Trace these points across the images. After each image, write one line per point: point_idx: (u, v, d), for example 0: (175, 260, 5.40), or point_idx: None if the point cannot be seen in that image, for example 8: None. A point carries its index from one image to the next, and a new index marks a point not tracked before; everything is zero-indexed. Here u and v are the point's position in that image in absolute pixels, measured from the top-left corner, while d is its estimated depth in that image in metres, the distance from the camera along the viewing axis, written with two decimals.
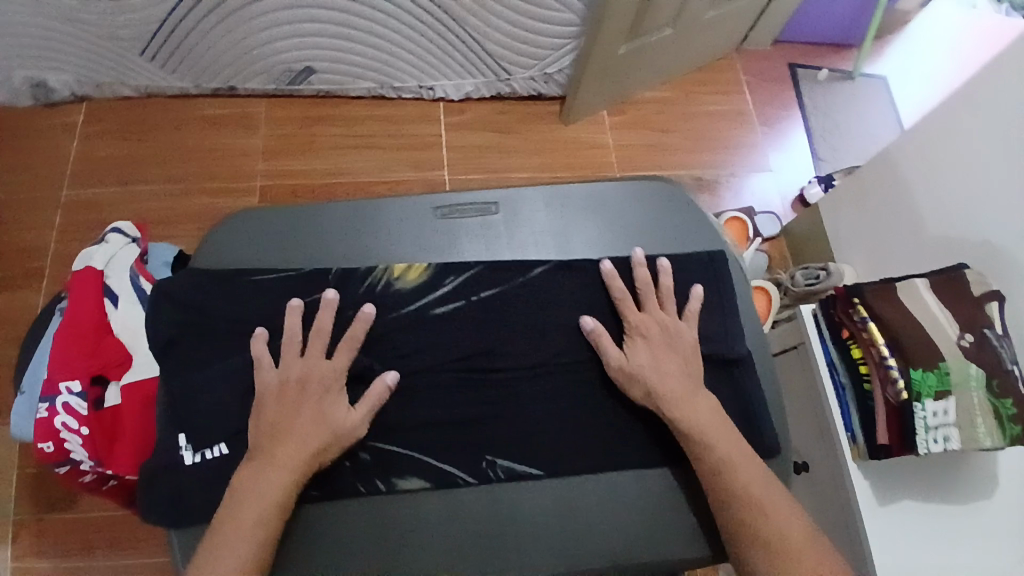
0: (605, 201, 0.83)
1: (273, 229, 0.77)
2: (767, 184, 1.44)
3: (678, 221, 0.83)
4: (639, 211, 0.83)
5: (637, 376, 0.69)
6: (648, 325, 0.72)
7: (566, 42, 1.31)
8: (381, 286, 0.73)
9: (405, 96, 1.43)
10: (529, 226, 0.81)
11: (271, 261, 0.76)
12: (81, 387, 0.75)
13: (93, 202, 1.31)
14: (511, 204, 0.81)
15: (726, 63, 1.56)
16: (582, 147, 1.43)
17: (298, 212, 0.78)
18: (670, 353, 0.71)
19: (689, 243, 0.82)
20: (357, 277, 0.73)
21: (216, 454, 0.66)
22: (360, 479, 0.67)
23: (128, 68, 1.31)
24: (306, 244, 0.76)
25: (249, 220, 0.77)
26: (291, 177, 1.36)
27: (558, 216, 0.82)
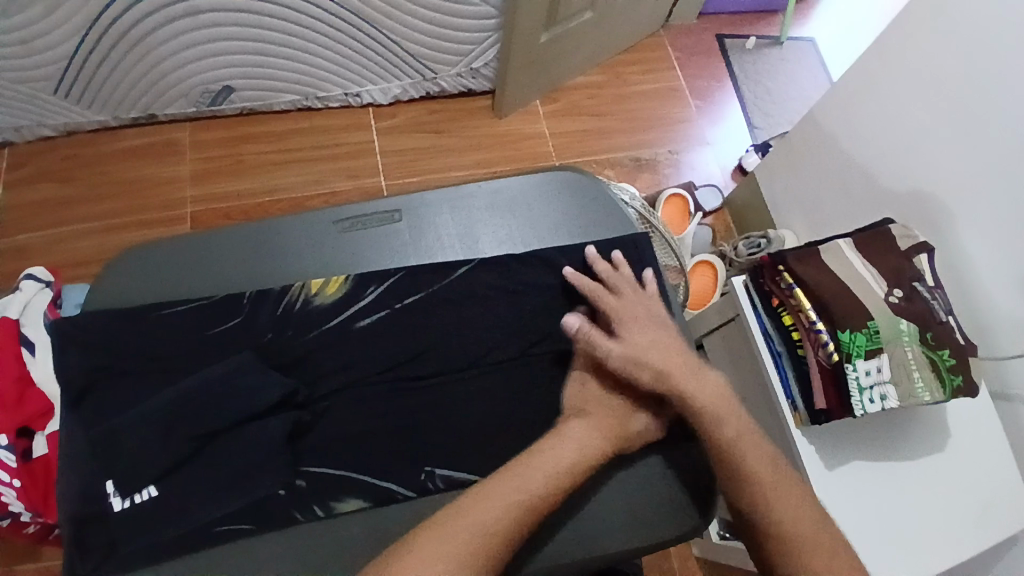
0: (511, 197, 0.83)
1: (176, 261, 0.76)
2: (707, 158, 1.45)
3: (587, 207, 0.83)
4: (547, 203, 0.83)
5: (642, 359, 0.66)
6: (631, 309, 0.71)
7: (488, 35, 1.30)
8: (299, 306, 0.73)
9: (332, 105, 1.40)
10: (433, 229, 0.80)
11: (178, 294, 0.74)
12: (8, 440, 0.72)
13: (22, 248, 1.27)
14: (415, 210, 0.80)
15: (654, 40, 1.55)
16: (519, 139, 1.41)
17: (199, 241, 0.77)
18: (662, 331, 0.70)
19: (602, 227, 0.82)
20: (273, 298, 0.73)
21: (144, 497, 0.63)
22: (297, 507, 0.65)
23: (42, 108, 1.27)
24: (208, 273, 0.75)
25: (151, 255, 0.76)
26: (221, 200, 1.33)
27: (462, 216, 0.81)
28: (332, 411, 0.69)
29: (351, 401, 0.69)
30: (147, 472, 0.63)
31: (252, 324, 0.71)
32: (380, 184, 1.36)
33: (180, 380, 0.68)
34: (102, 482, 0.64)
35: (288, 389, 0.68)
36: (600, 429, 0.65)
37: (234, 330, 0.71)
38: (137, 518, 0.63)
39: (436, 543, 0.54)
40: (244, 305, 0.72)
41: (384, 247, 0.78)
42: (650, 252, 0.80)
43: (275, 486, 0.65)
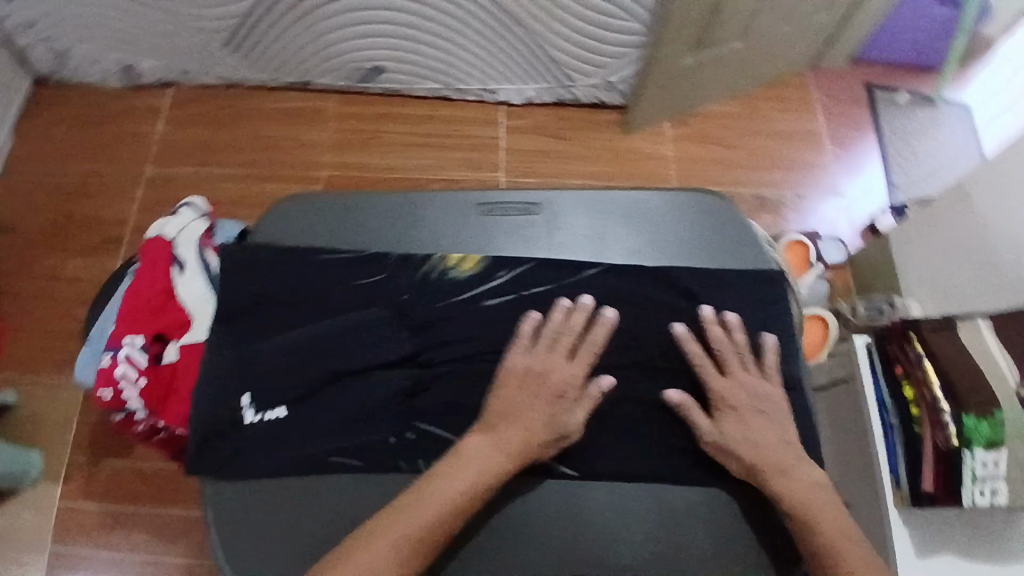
0: (648, 211, 0.82)
1: (325, 214, 0.81)
2: (835, 208, 1.39)
3: (725, 235, 0.80)
4: (683, 222, 0.81)
5: (728, 450, 0.68)
6: (733, 393, 0.69)
7: (630, 51, 1.29)
8: (434, 276, 0.75)
9: (468, 99, 1.46)
10: (567, 228, 0.81)
11: (323, 242, 0.79)
12: (144, 342, 0.81)
13: (172, 180, 1.41)
14: (554, 208, 0.81)
15: (799, 79, 1.50)
16: (639, 157, 1.41)
17: (350, 200, 0.81)
18: (765, 419, 0.68)
19: (737, 258, 0.79)
20: (414, 264, 0.75)
21: (274, 416, 0.69)
22: (403, 457, 0.69)
23: (212, 59, 1.40)
24: (351, 229, 0.79)
25: (305, 203, 0.81)
26: (353, 168, 1.41)
27: (596, 220, 0.82)
28: (449, 375, 0.71)
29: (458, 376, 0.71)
30: (275, 393, 0.69)
31: (390, 283, 0.74)
32: (499, 179, 1.40)
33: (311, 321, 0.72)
34: (238, 394, 0.69)
35: (409, 349, 0.72)
36: (504, 445, 0.64)
37: (372, 286, 0.74)
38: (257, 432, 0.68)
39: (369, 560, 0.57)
40: (389, 262, 0.75)
41: (520, 234, 0.79)
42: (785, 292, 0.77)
43: (386, 433, 0.69)
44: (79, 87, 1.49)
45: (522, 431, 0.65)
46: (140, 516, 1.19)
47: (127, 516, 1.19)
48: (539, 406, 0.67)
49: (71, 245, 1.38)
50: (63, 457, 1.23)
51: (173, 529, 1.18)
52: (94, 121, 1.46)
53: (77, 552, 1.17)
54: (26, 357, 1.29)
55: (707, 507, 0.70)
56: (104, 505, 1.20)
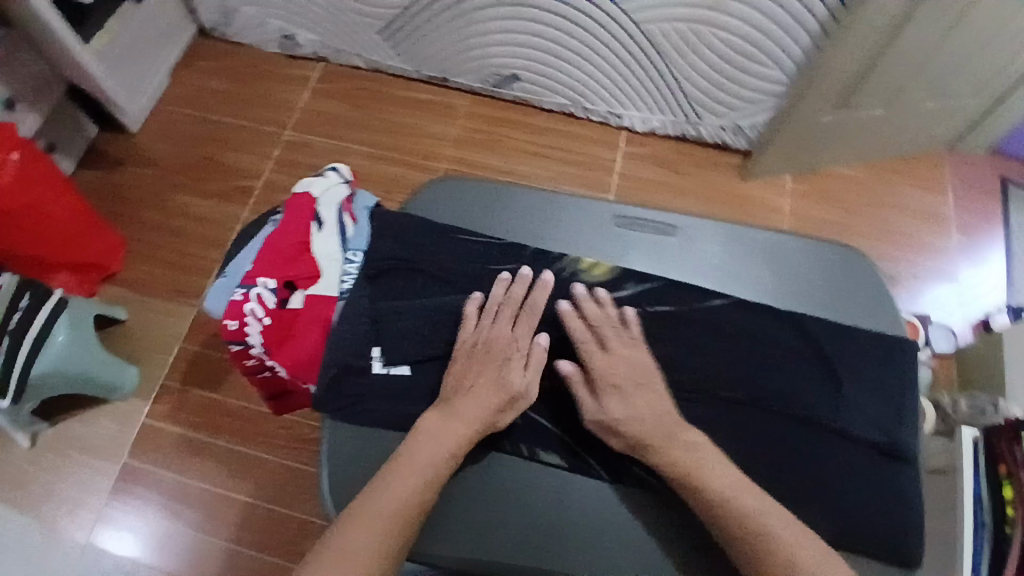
0: (786, 252, 0.78)
1: (470, 200, 0.84)
2: (946, 293, 1.35)
3: (863, 290, 0.76)
4: (820, 268, 0.77)
5: (615, 429, 0.66)
6: (612, 368, 0.68)
7: (767, 99, 1.31)
8: (565, 274, 0.77)
9: (592, 118, 1.50)
10: (699, 254, 0.79)
11: (461, 224, 0.82)
12: (274, 285, 0.87)
13: (306, 146, 1.51)
14: (692, 232, 0.80)
15: (931, 158, 1.46)
16: (752, 205, 1.41)
17: (495, 191, 0.84)
18: (647, 393, 0.67)
19: (872, 317, 0.75)
20: (549, 259, 0.78)
21: (398, 374, 0.74)
22: (509, 439, 0.73)
23: (364, 42, 1.50)
24: (489, 218, 0.83)
25: (450, 185, 0.85)
26: (471, 166, 1.48)
27: (733, 251, 0.79)
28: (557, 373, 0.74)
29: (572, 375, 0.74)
30: (401, 352, 0.74)
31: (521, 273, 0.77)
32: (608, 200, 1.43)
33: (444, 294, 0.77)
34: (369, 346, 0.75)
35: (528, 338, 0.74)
36: (457, 418, 0.68)
37: (505, 273, 0.77)
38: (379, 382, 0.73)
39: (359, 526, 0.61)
40: (525, 255, 0.79)
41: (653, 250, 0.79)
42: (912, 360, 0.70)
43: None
44: (240, 48, 1.62)
45: (474, 402, 0.69)
46: (215, 449, 1.25)
47: (202, 447, 1.25)
48: (493, 377, 0.71)
49: (204, 186, 1.48)
50: (159, 377, 1.31)
51: (241, 466, 1.23)
52: (248, 81, 1.59)
53: (155, 466, 1.24)
54: (146, 279, 1.39)
55: None
56: (184, 432, 1.26)
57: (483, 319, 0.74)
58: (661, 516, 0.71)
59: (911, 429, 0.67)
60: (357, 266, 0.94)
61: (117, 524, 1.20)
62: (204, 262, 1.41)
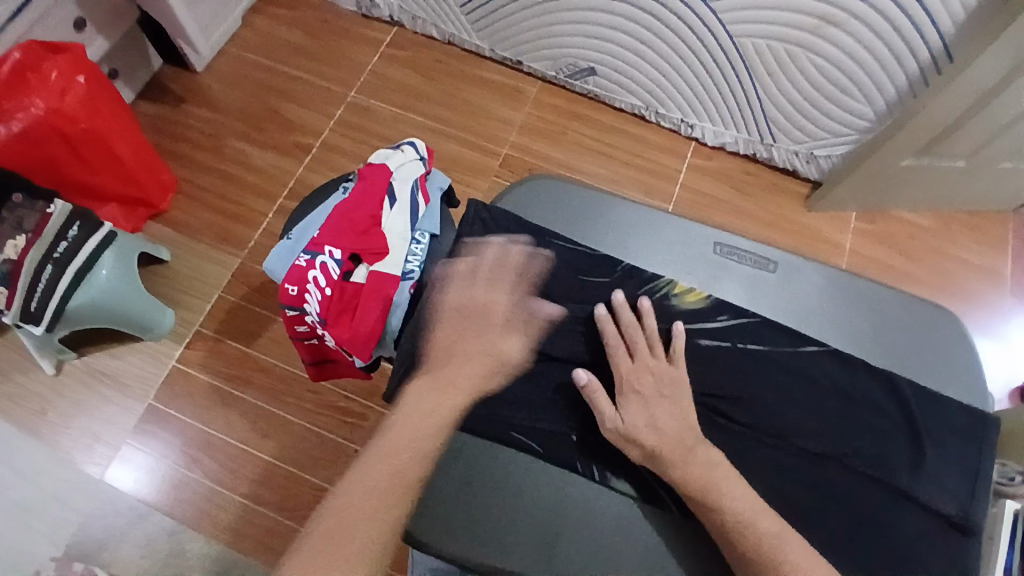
0: (884, 307, 0.76)
1: (568, 202, 0.82)
2: (993, 355, 1.31)
3: (956, 360, 0.74)
4: (916, 331, 0.75)
5: (631, 437, 0.64)
6: (640, 376, 0.66)
7: (849, 133, 1.27)
8: (658, 297, 0.73)
9: (662, 124, 1.46)
10: (797, 294, 0.77)
11: (555, 227, 0.80)
12: (340, 256, 0.85)
13: (369, 111, 1.48)
14: (791, 270, 0.78)
15: (1001, 216, 1.42)
16: (810, 236, 1.38)
17: (595, 197, 0.83)
18: (668, 407, 0.65)
19: (962, 388, 0.73)
20: (640, 279, 0.74)
21: None
22: (581, 458, 0.67)
23: (445, 13, 1.46)
24: (585, 226, 0.81)
25: (550, 185, 0.83)
26: (533, 155, 1.45)
27: (831, 297, 0.77)
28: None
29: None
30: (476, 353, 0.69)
31: (615, 290, 0.74)
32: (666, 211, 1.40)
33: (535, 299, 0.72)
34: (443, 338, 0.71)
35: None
36: (438, 385, 0.67)
37: (599, 288, 0.74)
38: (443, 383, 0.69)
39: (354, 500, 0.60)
40: (617, 271, 0.75)
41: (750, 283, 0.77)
42: (996, 429, 0.69)
43: (569, 429, 0.67)
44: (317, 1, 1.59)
45: (462, 364, 0.69)
46: (242, 402, 1.24)
47: (230, 398, 1.24)
48: (488, 344, 0.70)
49: (262, 136, 1.45)
50: (194, 323, 1.29)
51: (264, 424, 1.22)
52: (320, 36, 1.56)
53: (179, 413, 1.23)
54: (192, 221, 1.37)
55: None
56: (213, 381, 1.25)
57: (462, 282, 0.72)
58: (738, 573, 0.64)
59: (983, 504, 0.65)
60: (425, 246, 0.92)
61: (133, 463, 1.19)
62: (252, 212, 1.39)
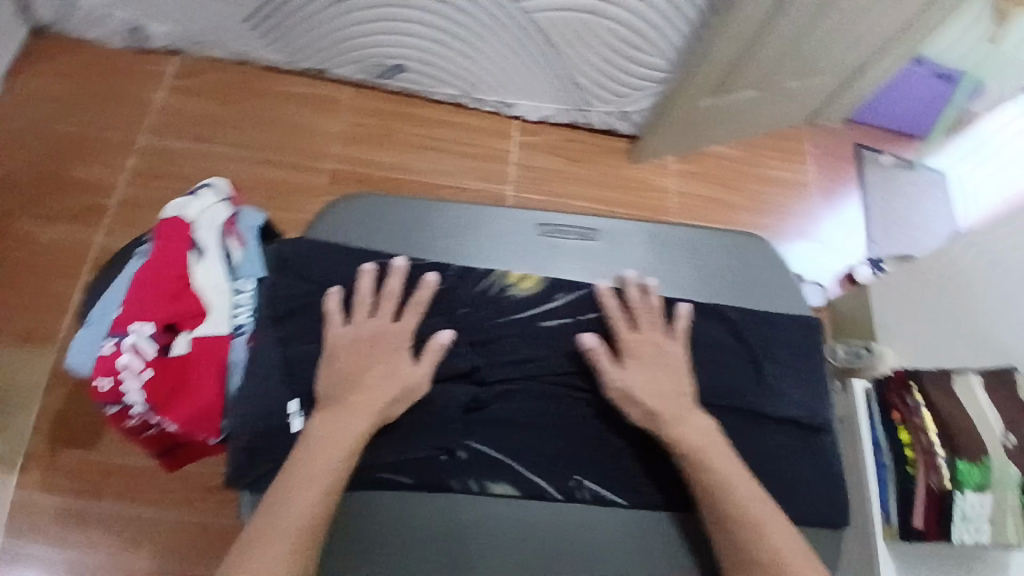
0: (699, 248, 0.83)
1: (387, 218, 0.82)
2: (814, 254, 1.48)
3: (770, 277, 0.82)
4: (732, 261, 0.82)
5: (633, 397, 0.70)
6: (643, 345, 0.73)
7: (651, 85, 1.35)
8: (495, 291, 0.78)
9: (483, 108, 1.46)
10: (625, 256, 0.82)
11: (388, 245, 0.81)
12: (152, 331, 0.77)
13: (170, 153, 1.35)
14: (614, 234, 0.83)
15: (797, 132, 1.59)
16: (642, 188, 1.46)
17: (414, 208, 0.83)
18: (667, 372, 0.72)
19: (779, 302, 0.81)
20: (474, 278, 0.79)
21: None
22: (455, 477, 0.70)
23: (231, 34, 1.35)
24: (413, 237, 0.82)
25: (364, 205, 0.83)
26: (361, 164, 1.39)
27: (654, 250, 0.83)
28: (505, 398, 0.74)
29: (516, 394, 0.74)
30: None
31: (451, 294, 0.77)
32: (505, 192, 1.41)
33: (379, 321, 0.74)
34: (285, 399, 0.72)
35: (472, 363, 0.74)
36: (351, 411, 0.68)
37: (437, 295, 0.77)
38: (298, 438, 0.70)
39: (270, 532, 0.60)
40: (449, 276, 0.78)
41: (581, 256, 0.81)
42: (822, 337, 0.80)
43: (436, 449, 0.71)
44: (81, 44, 1.40)
45: (371, 390, 0.69)
46: (103, 511, 1.10)
47: (88, 512, 1.09)
48: (393, 372, 0.70)
49: (50, 209, 1.27)
50: (21, 441, 1.12)
51: (134, 527, 1.09)
52: (93, 82, 1.38)
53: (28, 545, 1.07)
54: None
55: None
56: (63, 497, 1.10)
57: (361, 317, 0.74)
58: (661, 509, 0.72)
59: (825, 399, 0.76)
60: (250, 293, 0.87)
61: None
62: (60, 297, 1.22)
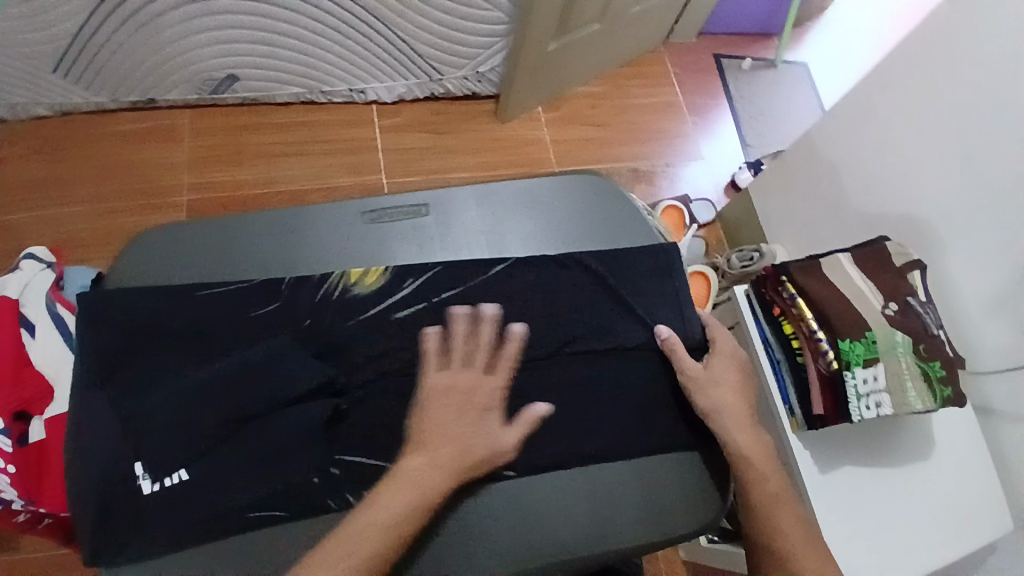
0: (535, 199, 0.80)
1: (195, 245, 0.73)
2: (697, 170, 1.49)
3: (612, 212, 0.81)
4: (570, 206, 0.80)
5: (708, 388, 0.71)
6: (722, 347, 0.76)
7: (495, 40, 1.31)
8: (337, 294, 0.71)
9: (335, 100, 1.39)
10: (461, 226, 0.78)
11: (200, 276, 0.72)
12: (2, 424, 0.70)
13: (11, 228, 1.23)
14: (443, 205, 0.78)
15: (654, 56, 1.59)
16: (518, 144, 1.44)
17: (222, 227, 0.75)
18: (738, 374, 0.74)
19: (625, 235, 0.80)
20: (311, 285, 0.71)
21: (176, 481, 0.63)
22: (331, 495, 0.64)
23: (40, 86, 1.23)
24: (227, 259, 0.73)
25: (167, 236, 0.74)
26: (220, 188, 1.31)
27: (490, 213, 0.79)
28: (368, 398, 0.67)
29: (382, 391, 0.67)
30: (172, 454, 0.63)
31: (291, 308, 0.70)
32: (381, 181, 1.36)
33: (210, 361, 0.67)
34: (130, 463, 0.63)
35: (328, 374, 0.66)
36: (441, 463, 0.61)
37: (270, 316, 0.70)
38: (161, 501, 0.62)
39: None
40: (282, 291, 0.71)
41: (412, 239, 0.76)
42: (677, 254, 0.79)
43: (311, 471, 0.64)
44: None
45: (457, 441, 0.63)
46: None
47: None
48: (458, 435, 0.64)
49: None
50: None
51: None
52: None
53: None
54: None
55: (638, 478, 0.69)
56: None
57: (458, 365, 0.68)
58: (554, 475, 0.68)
59: (692, 315, 0.77)
60: None
61: None
62: None
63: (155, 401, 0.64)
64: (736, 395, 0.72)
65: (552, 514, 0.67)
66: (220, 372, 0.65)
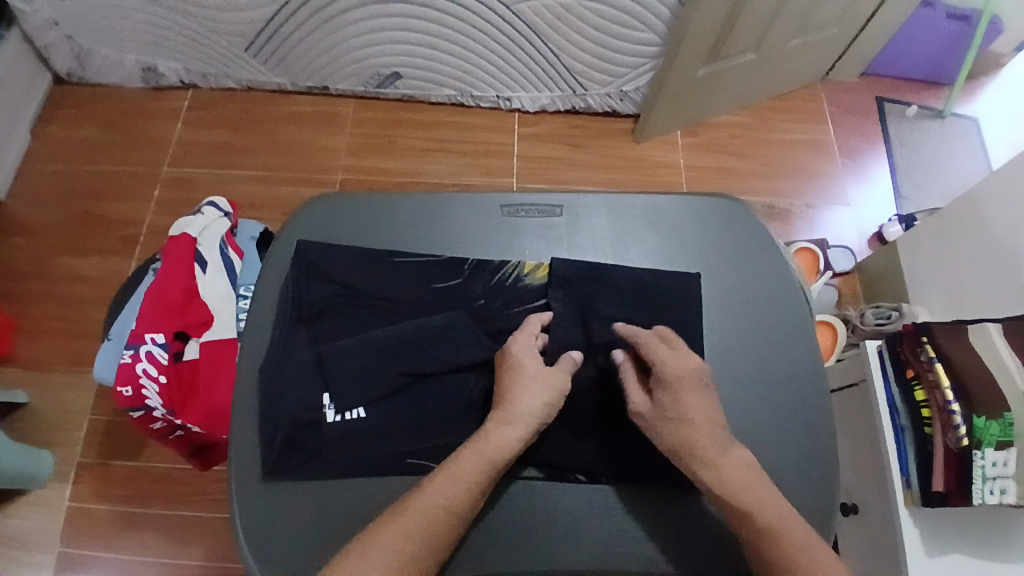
0: (666, 216, 0.80)
1: (351, 213, 0.78)
2: (840, 216, 1.40)
3: (745, 239, 0.79)
4: (702, 228, 0.80)
5: (662, 428, 0.63)
6: (677, 376, 0.65)
7: (644, 61, 1.32)
8: (511, 281, 0.74)
9: (483, 105, 1.47)
10: (589, 230, 0.79)
11: (354, 242, 0.77)
12: (164, 340, 0.81)
13: (190, 180, 1.42)
14: (576, 209, 0.80)
15: (808, 92, 1.53)
16: (651, 166, 1.43)
17: (374, 201, 0.79)
18: (703, 409, 0.64)
19: (757, 265, 0.78)
20: (489, 269, 0.74)
21: (354, 417, 0.67)
22: None
23: (233, 62, 1.42)
24: (377, 229, 0.78)
25: (326, 205, 0.79)
26: (368, 172, 1.43)
27: (619, 224, 0.80)
28: None
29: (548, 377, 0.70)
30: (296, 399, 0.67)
31: (468, 287, 0.73)
32: (510, 184, 1.41)
33: (397, 322, 0.70)
34: (319, 394, 0.67)
35: (491, 353, 0.69)
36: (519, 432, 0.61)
37: (451, 289, 0.73)
38: (335, 436, 0.66)
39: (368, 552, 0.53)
40: (464, 268, 0.74)
41: (541, 238, 0.78)
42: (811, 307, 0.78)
43: (465, 436, 0.66)
44: (101, 89, 1.51)
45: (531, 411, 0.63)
46: (150, 516, 1.14)
47: (135, 519, 1.14)
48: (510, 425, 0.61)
49: (87, 243, 1.36)
50: (79, 456, 1.18)
51: (179, 529, 1.13)
52: (117, 123, 1.48)
53: (91, 552, 1.11)
54: (40, 355, 1.26)
55: None
56: (110, 509, 1.14)
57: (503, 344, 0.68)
58: (663, 492, 0.66)
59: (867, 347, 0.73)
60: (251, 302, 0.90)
61: None
62: (99, 321, 1.29)
63: (347, 347, 0.68)
64: (707, 431, 0.63)
65: (643, 528, 0.65)
66: (406, 332, 0.69)
